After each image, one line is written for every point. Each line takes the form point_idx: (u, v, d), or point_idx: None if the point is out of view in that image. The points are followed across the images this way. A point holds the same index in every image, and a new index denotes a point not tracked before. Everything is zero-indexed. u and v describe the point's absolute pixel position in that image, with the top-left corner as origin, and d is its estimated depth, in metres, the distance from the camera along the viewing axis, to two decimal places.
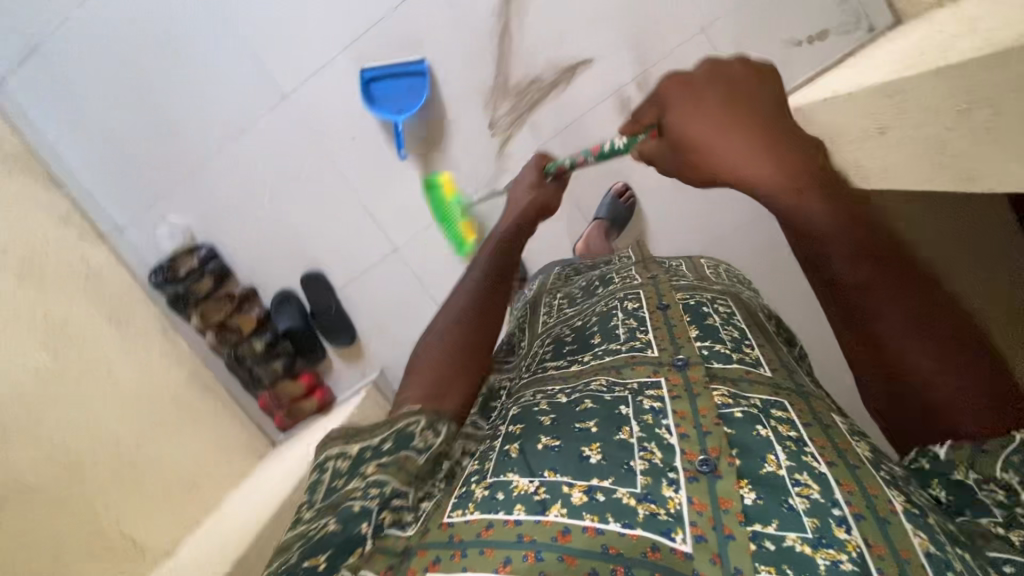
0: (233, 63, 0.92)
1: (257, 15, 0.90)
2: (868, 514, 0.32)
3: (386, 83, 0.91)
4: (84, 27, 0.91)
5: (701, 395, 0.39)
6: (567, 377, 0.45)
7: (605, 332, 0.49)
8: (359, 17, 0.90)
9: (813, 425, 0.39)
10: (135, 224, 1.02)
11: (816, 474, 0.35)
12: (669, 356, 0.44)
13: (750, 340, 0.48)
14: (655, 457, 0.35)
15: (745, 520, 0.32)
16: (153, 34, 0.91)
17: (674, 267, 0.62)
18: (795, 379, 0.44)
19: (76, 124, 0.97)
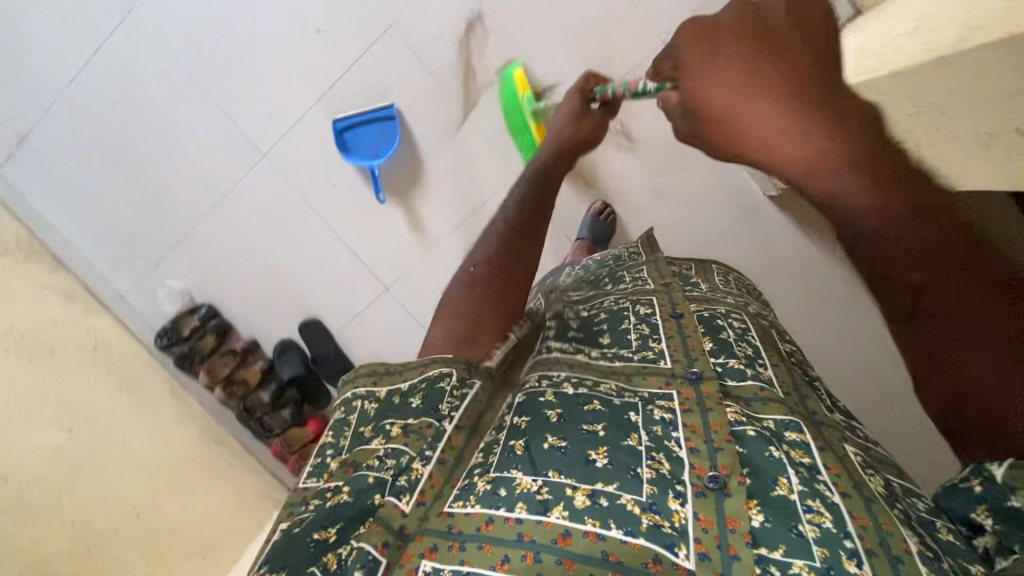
0: (212, 127, 0.95)
1: (222, 71, 0.92)
2: (880, 550, 0.31)
3: (357, 131, 0.93)
4: (70, 106, 0.94)
5: (714, 410, 0.39)
6: (576, 367, 0.45)
7: (618, 334, 0.49)
8: (323, 72, 0.92)
9: (827, 450, 0.38)
10: (137, 289, 1.05)
11: (829, 503, 0.34)
12: (681, 368, 0.43)
13: (764, 359, 0.47)
14: (663, 468, 0.34)
15: (751, 541, 0.31)
16: (127, 102, 0.94)
17: (686, 271, 0.64)
18: (807, 405, 0.43)
19: (70, 207, 1.00)
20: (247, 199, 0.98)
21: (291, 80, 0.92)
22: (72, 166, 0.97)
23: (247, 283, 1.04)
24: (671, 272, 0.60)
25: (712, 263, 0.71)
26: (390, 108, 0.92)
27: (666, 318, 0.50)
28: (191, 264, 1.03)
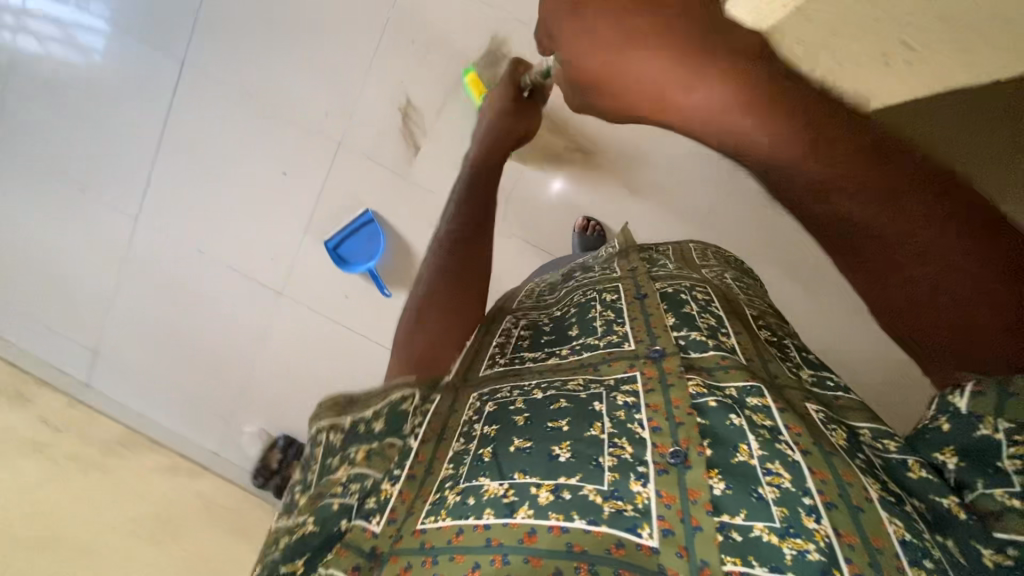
0: (249, 292, 1.34)
1: (238, 247, 1.32)
2: (841, 503, 0.33)
3: (347, 245, 1.29)
4: (135, 322, 1.37)
5: (675, 386, 0.40)
6: (545, 370, 0.46)
7: (585, 323, 0.51)
8: (305, 210, 1.29)
9: (789, 411, 0.39)
10: (224, 443, 1.40)
11: (789, 461, 0.35)
12: (646, 348, 0.45)
13: (728, 328, 0.49)
14: (625, 453, 0.36)
15: (713, 510, 0.33)
16: (178, 303, 1.36)
17: (657, 256, 0.66)
18: (772, 371, 0.44)
19: (140, 390, 1.39)
20: (278, 324, 1.35)
21: (291, 230, 1.30)
22: (123, 356, 1.39)
23: (305, 401, 1.38)
24: (638, 260, 0.63)
25: (690, 245, 0.72)
26: (366, 213, 1.27)
27: (629, 300, 0.52)
28: (258, 405, 1.39)
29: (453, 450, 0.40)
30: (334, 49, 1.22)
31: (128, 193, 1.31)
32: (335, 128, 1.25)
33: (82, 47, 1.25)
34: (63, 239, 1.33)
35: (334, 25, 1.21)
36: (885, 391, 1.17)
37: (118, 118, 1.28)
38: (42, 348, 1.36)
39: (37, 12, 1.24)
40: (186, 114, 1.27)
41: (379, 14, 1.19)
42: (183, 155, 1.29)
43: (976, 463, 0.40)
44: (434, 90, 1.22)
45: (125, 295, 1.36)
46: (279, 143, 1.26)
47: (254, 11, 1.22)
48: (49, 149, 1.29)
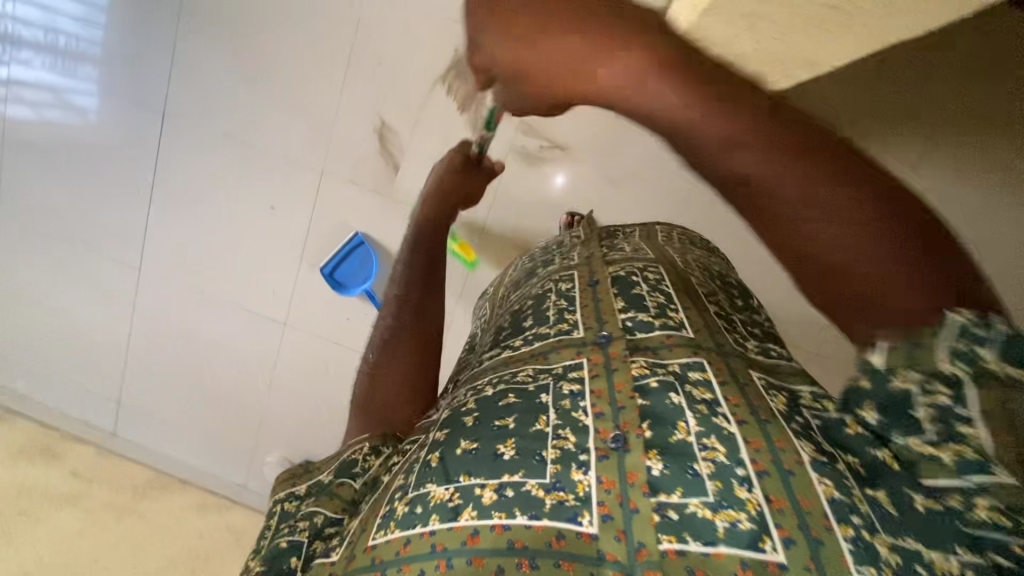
0: (253, 326, 1.37)
1: (238, 285, 1.36)
2: (773, 470, 0.34)
3: (341, 270, 1.32)
4: (151, 368, 1.43)
5: (619, 370, 0.43)
6: (500, 364, 0.50)
7: (540, 315, 0.54)
8: (297, 239, 1.32)
9: (728, 384, 0.41)
10: (250, 476, 1.44)
11: (724, 436, 0.37)
12: (593, 335, 0.47)
13: (676, 304, 0.52)
14: (569, 443, 0.38)
15: (650, 491, 0.34)
16: (189, 346, 1.40)
17: (614, 242, 0.70)
18: (716, 338, 0.48)
19: (165, 433, 1.45)
20: (285, 354, 1.38)
21: (286, 261, 1.33)
22: (143, 404, 1.45)
23: (322, 425, 1.42)
24: (598, 249, 0.66)
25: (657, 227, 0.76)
26: (356, 236, 1.30)
27: (580, 289, 0.56)
28: (276, 435, 1.43)
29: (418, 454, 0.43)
30: (304, 82, 1.24)
31: (130, 246, 1.36)
32: (316, 158, 1.28)
33: (76, 108, 1.29)
34: (77, 297, 1.40)
35: (302, 58, 1.22)
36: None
37: (112, 176, 1.33)
38: (74, 403, 1.46)
39: (26, 83, 1.29)
40: (175, 165, 1.31)
41: (343, 41, 1.20)
42: (175, 203, 1.33)
43: (895, 417, 0.36)
44: (405, 108, 1.23)
45: (139, 345, 1.42)
46: (265, 179, 1.30)
47: (224, 56, 1.24)
48: (55, 213, 1.36)
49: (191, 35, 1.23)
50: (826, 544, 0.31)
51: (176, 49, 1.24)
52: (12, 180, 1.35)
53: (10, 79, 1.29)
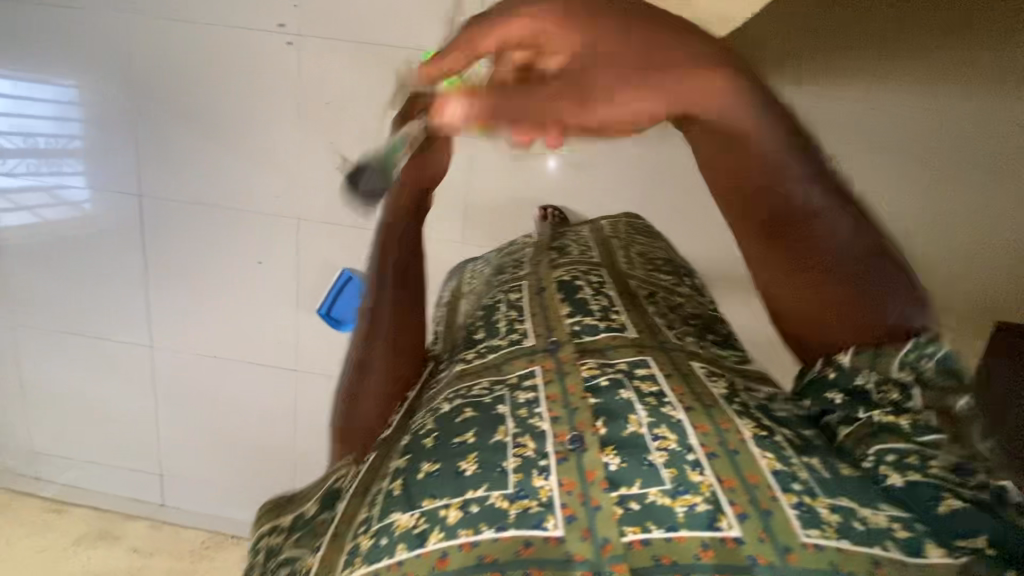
0: (268, 377, 1.42)
1: (246, 340, 1.40)
2: (720, 450, 0.38)
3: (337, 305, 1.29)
4: (185, 435, 1.48)
5: (571, 375, 0.45)
6: (455, 379, 0.50)
7: (491, 325, 0.57)
8: (292, 286, 1.35)
9: (673, 376, 0.45)
10: None
11: (673, 424, 0.40)
12: (543, 343, 0.50)
13: (617, 306, 0.57)
14: (528, 450, 0.38)
15: (610, 486, 0.36)
16: (215, 407, 1.45)
17: (562, 243, 0.75)
18: (657, 337, 0.52)
19: (210, 493, 1.51)
20: (304, 398, 1.42)
21: (285, 309, 1.37)
22: (183, 470, 1.51)
23: None
24: (546, 254, 0.72)
25: (603, 223, 0.83)
26: (344, 272, 1.28)
27: (528, 295, 0.60)
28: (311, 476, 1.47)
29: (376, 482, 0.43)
30: (264, 135, 1.26)
31: (142, 323, 1.42)
32: (291, 205, 1.30)
33: (70, 202, 1.35)
34: (105, 381, 1.47)
35: (257, 112, 1.25)
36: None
37: (110, 261, 1.38)
38: (125, 481, 1.53)
39: (24, 189, 1.36)
40: (163, 243, 1.36)
41: (291, 90, 1.22)
42: (171, 275, 1.38)
43: (857, 398, 0.47)
44: (362, 141, 1.24)
45: (169, 417, 1.47)
46: (249, 236, 1.33)
47: (186, 128, 1.27)
48: (67, 308, 1.43)
49: (154, 113, 1.27)
50: (774, 513, 0.34)
51: (140, 131, 1.29)
52: (25, 283, 1.42)
53: (3, 189, 1.36)
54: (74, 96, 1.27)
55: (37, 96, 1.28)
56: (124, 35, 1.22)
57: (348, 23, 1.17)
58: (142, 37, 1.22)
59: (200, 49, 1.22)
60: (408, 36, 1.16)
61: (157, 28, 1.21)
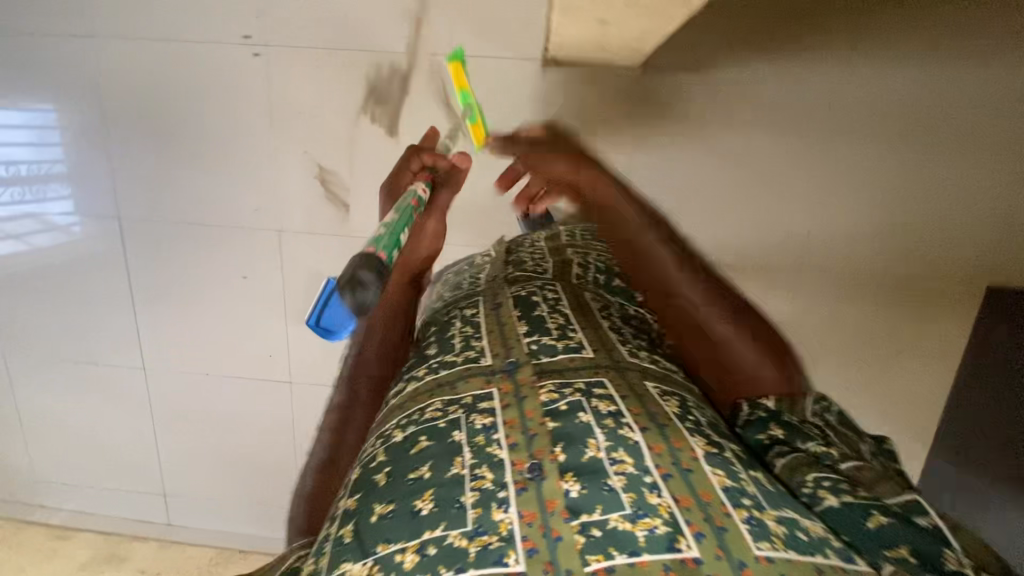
0: (263, 392, 1.41)
1: (238, 356, 1.39)
2: (674, 470, 0.41)
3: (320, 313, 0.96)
4: (185, 454, 1.48)
5: (528, 398, 0.48)
6: (406, 402, 0.52)
7: (445, 343, 0.60)
8: (279, 300, 1.34)
9: (629, 396, 0.48)
10: None
11: (629, 446, 0.42)
12: (501, 362, 0.54)
13: (573, 324, 0.60)
14: (487, 482, 0.40)
15: (571, 515, 0.37)
16: (212, 425, 1.45)
17: (522, 262, 0.80)
18: (613, 353, 0.55)
19: (215, 510, 1.52)
20: (299, 411, 1.42)
21: (274, 323, 1.36)
22: (186, 489, 1.51)
23: None
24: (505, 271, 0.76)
25: (563, 234, 0.89)
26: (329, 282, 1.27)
27: (484, 313, 0.64)
28: None
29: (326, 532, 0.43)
30: (239, 149, 1.24)
31: (133, 346, 1.41)
32: (272, 218, 1.28)
33: (58, 226, 1.33)
34: (102, 405, 1.47)
35: (231, 126, 1.23)
36: (865, 252, 1.14)
37: (97, 286, 1.37)
38: (130, 502, 1.54)
39: (8, 218, 1.34)
40: (145, 264, 1.34)
41: (259, 101, 1.20)
42: (158, 297, 1.37)
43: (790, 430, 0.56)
44: (337, 149, 1.22)
45: (167, 437, 1.47)
46: (233, 252, 1.31)
47: (157, 148, 1.25)
48: (54, 336, 1.42)
49: (128, 134, 1.25)
50: (728, 529, 0.37)
51: (111, 154, 1.27)
52: (15, 312, 1.41)
53: None
54: (50, 120, 1.25)
55: (13, 123, 1.27)
56: (86, 56, 1.20)
57: (311, 29, 1.15)
58: (104, 57, 1.20)
59: (164, 66, 1.20)
60: (373, 39, 1.14)
61: (118, 48, 1.19)
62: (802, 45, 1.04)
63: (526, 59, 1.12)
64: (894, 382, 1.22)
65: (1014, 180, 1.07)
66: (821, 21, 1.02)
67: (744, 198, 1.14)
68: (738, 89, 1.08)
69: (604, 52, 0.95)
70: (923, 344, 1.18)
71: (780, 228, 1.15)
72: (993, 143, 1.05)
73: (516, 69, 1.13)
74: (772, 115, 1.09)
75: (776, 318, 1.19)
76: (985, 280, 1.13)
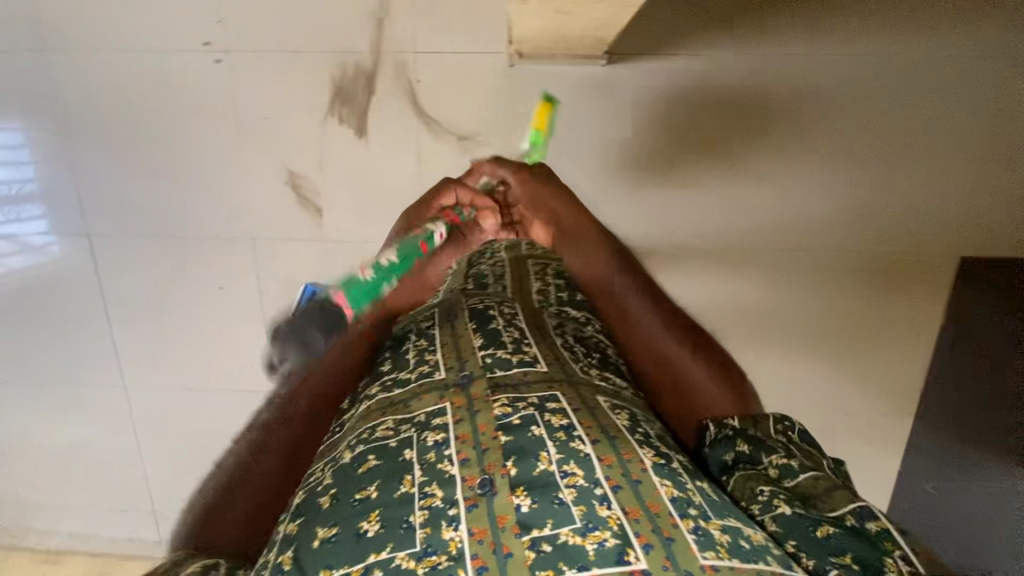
0: (247, 403, 1.39)
1: (220, 369, 1.37)
2: (623, 482, 0.47)
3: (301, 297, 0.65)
4: (173, 471, 1.47)
5: (483, 414, 0.54)
6: (358, 420, 0.58)
7: (400, 359, 0.66)
8: (257, 310, 1.32)
9: (582, 410, 0.56)
10: None
11: (581, 459, 0.49)
12: (454, 377, 0.60)
13: (527, 337, 0.67)
14: (436, 500, 0.46)
15: (522, 531, 0.43)
16: (198, 439, 1.43)
17: (479, 274, 0.86)
18: (566, 368, 0.63)
19: None
20: None
21: (253, 332, 1.34)
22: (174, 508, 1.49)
23: None
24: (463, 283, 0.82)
25: None
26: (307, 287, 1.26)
27: (438, 325, 0.70)
28: None
29: (268, 557, 0.48)
30: (207, 158, 1.22)
31: (113, 366, 1.39)
32: (244, 226, 1.26)
33: (35, 247, 1.30)
34: (84, 427, 1.44)
35: (196, 134, 1.20)
36: (840, 233, 1.14)
37: (72, 306, 1.34)
38: (120, 521, 1.53)
39: None
40: (119, 280, 1.32)
41: (224, 108, 1.18)
42: (134, 314, 1.34)
43: (756, 444, 0.61)
44: (306, 153, 1.20)
45: (153, 453, 1.46)
46: (208, 265, 1.29)
47: (123, 162, 1.23)
48: (33, 359, 1.39)
49: (93, 149, 1.22)
50: (673, 538, 0.43)
51: (76, 169, 1.24)
52: None
53: None
54: (16, 139, 1.22)
55: None
56: (43, 70, 1.17)
57: (272, 32, 1.12)
58: (61, 71, 1.17)
59: (123, 77, 1.17)
60: (336, 38, 1.12)
61: (75, 60, 1.16)
62: (766, 27, 1.04)
63: (491, 54, 1.11)
64: (876, 359, 1.22)
65: (982, 151, 1.07)
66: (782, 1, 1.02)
67: (717, 184, 1.14)
68: (705, 76, 1.08)
69: (567, 43, 0.95)
70: (902, 319, 1.19)
71: (753, 214, 1.15)
72: (960, 116, 1.06)
73: (481, 64, 1.12)
74: (740, 98, 1.09)
75: (751, 304, 1.21)
76: (959, 251, 1.13)
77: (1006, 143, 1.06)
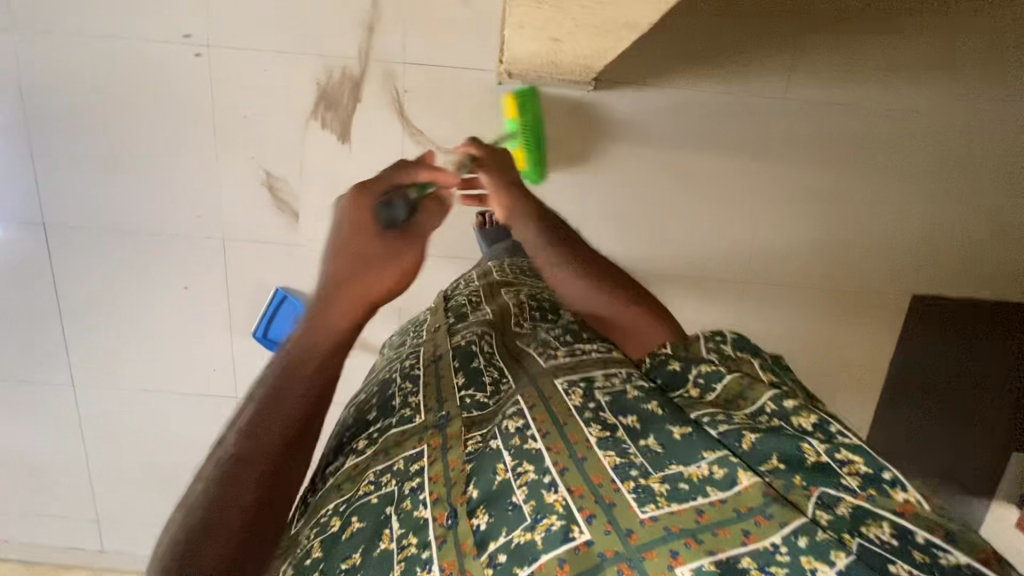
0: (203, 408, 1.34)
1: (176, 372, 1.32)
2: (569, 462, 0.48)
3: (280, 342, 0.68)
4: (119, 478, 1.40)
5: (454, 450, 0.53)
6: (346, 480, 0.57)
7: (388, 405, 0.65)
8: (222, 313, 1.28)
9: (538, 406, 0.55)
10: None
11: (533, 456, 0.49)
12: (434, 419, 0.59)
13: (507, 377, 0.67)
14: (411, 547, 0.46)
15: (478, 551, 0.44)
16: (149, 445, 1.37)
17: (459, 307, 0.88)
18: (530, 372, 0.64)
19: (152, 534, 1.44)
20: None
21: (215, 336, 1.29)
22: (119, 516, 1.42)
23: None
24: (442, 323, 0.82)
25: (493, 266, 1.01)
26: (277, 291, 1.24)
27: (423, 365, 0.70)
28: None
29: None
30: (179, 153, 1.17)
31: (61, 365, 1.32)
32: (214, 225, 1.22)
33: None
34: (25, 429, 1.36)
35: (168, 128, 1.16)
36: (804, 265, 1.20)
37: (20, 301, 1.27)
38: (59, 530, 1.44)
39: None
40: (76, 276, 1.25)
41: (203, 103, 1.14)
42: (89, 311, 1.28)
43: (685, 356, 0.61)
44: (285, 154, 1.18)
45: (103, 460, 1.38)
46: (172, 263, 1.24)
47: (91, 154, 1.18)
48: None
49: (57, 138, 1.17)
50: (616, 503, 0.44)
51: (37, 155, 1.18)
52: None
53: None
54: None
55: None
56: (6, 51, 1.11)
57: (258, 30, 1.10)
58: (29, 56, 1.11)
59: (98, 66, 1.12)
60: (325, 43, 1.11)
61: (46, 46, 1.11)
62: (748, 62, 1.09)
63: (481, 70, 1.12)
64: (836, 387, 1.27)
65: (934, 198, 1.16)
66: (765, 38, 1.07)
67: (694, 211, 1.17)
68: (687, 110, 1.12)
69: (556, 67, 0.97)
70: (860, 350, 1.25)
71: (725, 242, 1.19)
72: (916, 164, 1.14)
73: (471, 80, 1.13)
74: (719, 132, 1.13)
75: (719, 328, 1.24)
76: (911, 289, 1.21)
77: (954, 190, 1.15)
